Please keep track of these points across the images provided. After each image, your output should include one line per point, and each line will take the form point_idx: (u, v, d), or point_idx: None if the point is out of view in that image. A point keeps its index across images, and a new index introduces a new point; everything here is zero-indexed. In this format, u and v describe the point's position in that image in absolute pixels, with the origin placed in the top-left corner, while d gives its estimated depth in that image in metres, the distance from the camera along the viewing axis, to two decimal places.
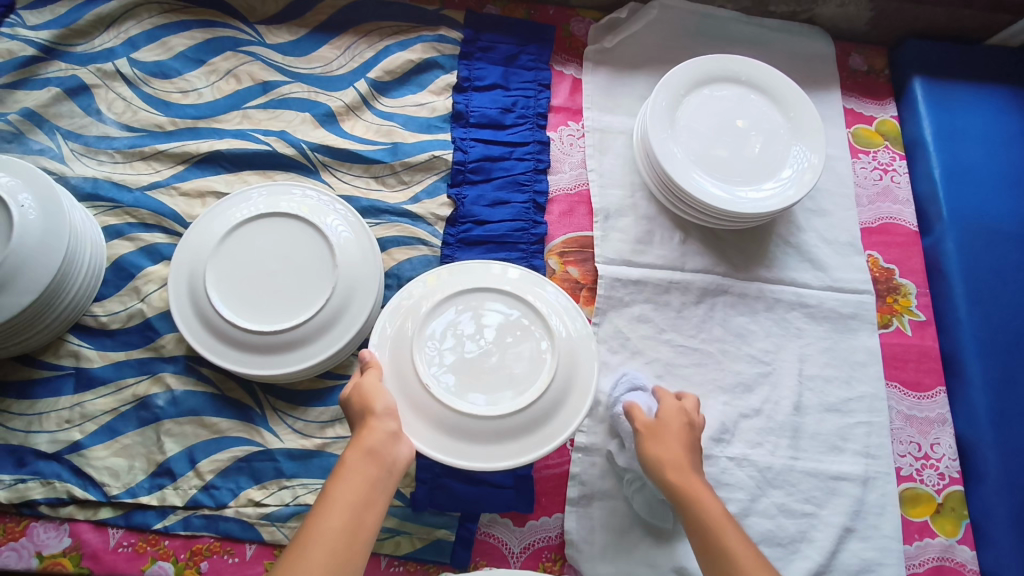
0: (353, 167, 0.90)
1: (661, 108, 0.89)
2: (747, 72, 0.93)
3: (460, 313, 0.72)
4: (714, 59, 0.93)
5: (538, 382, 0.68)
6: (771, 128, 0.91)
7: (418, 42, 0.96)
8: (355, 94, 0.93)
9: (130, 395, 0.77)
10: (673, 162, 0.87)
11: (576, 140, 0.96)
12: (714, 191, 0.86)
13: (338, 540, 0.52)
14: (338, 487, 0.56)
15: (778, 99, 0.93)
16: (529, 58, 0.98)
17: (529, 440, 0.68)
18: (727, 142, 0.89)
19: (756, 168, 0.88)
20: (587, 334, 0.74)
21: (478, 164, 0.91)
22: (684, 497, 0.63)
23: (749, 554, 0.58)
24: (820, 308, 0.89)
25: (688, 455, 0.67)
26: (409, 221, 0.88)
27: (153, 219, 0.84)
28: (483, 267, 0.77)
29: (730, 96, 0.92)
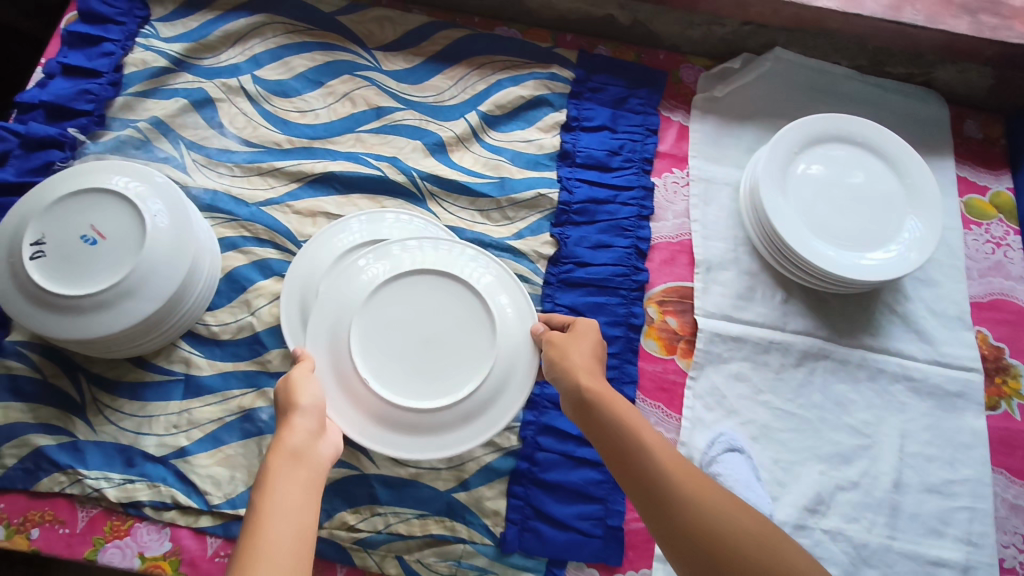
0: (460, 199, 0.91)
1: (774, 166, 0.88)
2: (863, 131, 0.91)
3: (407, 296, 0.73)
4: (830, 117, 0.91)
5: (470, 385, 0.71)
6: (885, 192, 0.89)
7: (530, 78, 0.97)
8: (466, 125, 0.94)
9: (236, 406, 0.79)
10: (784, 223, 0.86)
11: (680, 188, 0.95)
12: (826, 254, 0.85)
13: (286, 539, 0.48)
14: (271, 490, 0.52)
15: (893, 162, 0.90)
16: (638, 101, 0.97)
17: (443, 437, 0.72)
18: (839, 205, 0.88)
19: (870, 234, 0.86)
20: (529, 318, 0.78)
21: (583, 205, 0.91)
22: (600, 400, 0.66)
23: (664, 447, 0.62)
24: (926, 383, 0.87)
25: (596, 363, 0.71)
26: (512, 257, 0.88)
27: (267, 235, 0.87)
28: (443, 250, 0.77)
29: (843, 155, 0.90)
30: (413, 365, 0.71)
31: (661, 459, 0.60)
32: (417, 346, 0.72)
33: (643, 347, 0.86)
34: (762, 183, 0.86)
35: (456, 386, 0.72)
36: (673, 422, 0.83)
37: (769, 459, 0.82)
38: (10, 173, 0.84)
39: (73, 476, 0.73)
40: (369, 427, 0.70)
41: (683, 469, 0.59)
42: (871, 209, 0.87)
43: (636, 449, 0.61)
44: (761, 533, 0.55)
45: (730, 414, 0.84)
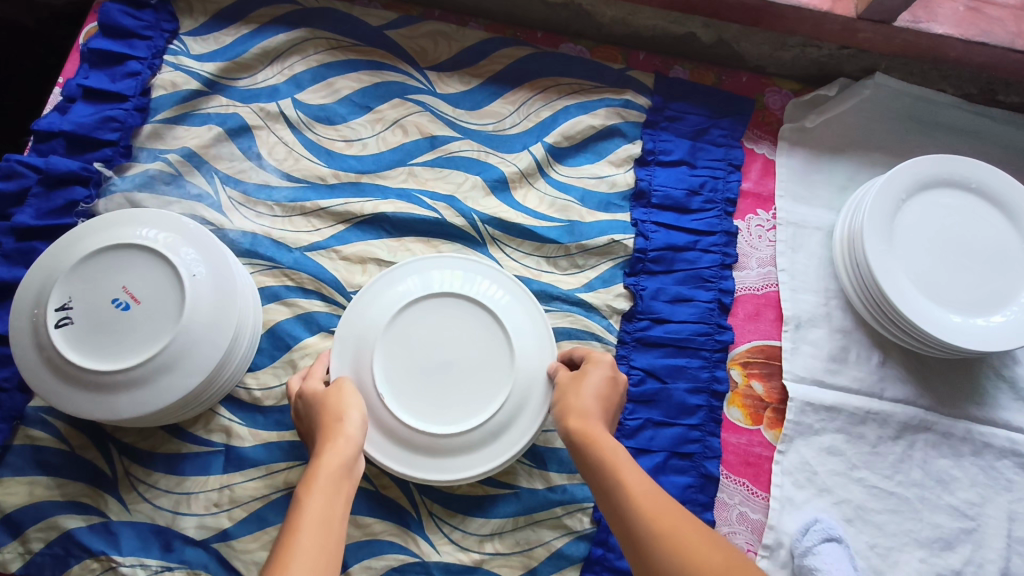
0: (524, 244, 0.82)
1: (881, 213, 0.79)
2: (979, 177, 0.82)
3: (434, 315, 0.71)
4: (942, 159, 0.82)
5: (483, 413, 0.68)
6: (1003, 247, 0.80)
7: (601, 105, 0.88)
8: (531, 159, 0.85)
9: (282, 482, 0.71)
10: (892, 280, 0.76)
11: (765, 232, 0.86)
12: (938, 317, 0.76)
13: (316, 547, 0.46)
14: (312, 498, 0.51)
15: (1012, 213, 0.81)
16: (720, 133, 0.88)
17: (450, 463, 0.68)
18: (952, 261, 0.79)
19: (987, 294, 0.77)
20: (549, 350, 0.73)
21: (660, 253, 0.82)
22: (581, 441, 0.61)
23: (640, 482, 0.55)
24: None
25: (599, 405, 0.65)
26: (582, 312, 0.80)
27: (313, 285, 0.78)
28: (480, 276, 0.75)
29: (955, 203, 0.81)
30: (425, 387, 0.68)
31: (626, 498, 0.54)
32: (431, 366, 0.69)
33: (727, 416, 0.78)
34: (865, 236, 0.77)
35: (463, 413, 0.68)
36: (760, 501, 0.75)
37: (865, 544, 0.74)
38: (28, 215, 0.75)
39: (106, 563, 0.66)
40: (377, 444, 0.68)
41: (650, 502, 0.53)
42: (983, 267, 0.78)
43: (608, 487, 0.56)
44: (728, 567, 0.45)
45: (821, 492, 0.76)
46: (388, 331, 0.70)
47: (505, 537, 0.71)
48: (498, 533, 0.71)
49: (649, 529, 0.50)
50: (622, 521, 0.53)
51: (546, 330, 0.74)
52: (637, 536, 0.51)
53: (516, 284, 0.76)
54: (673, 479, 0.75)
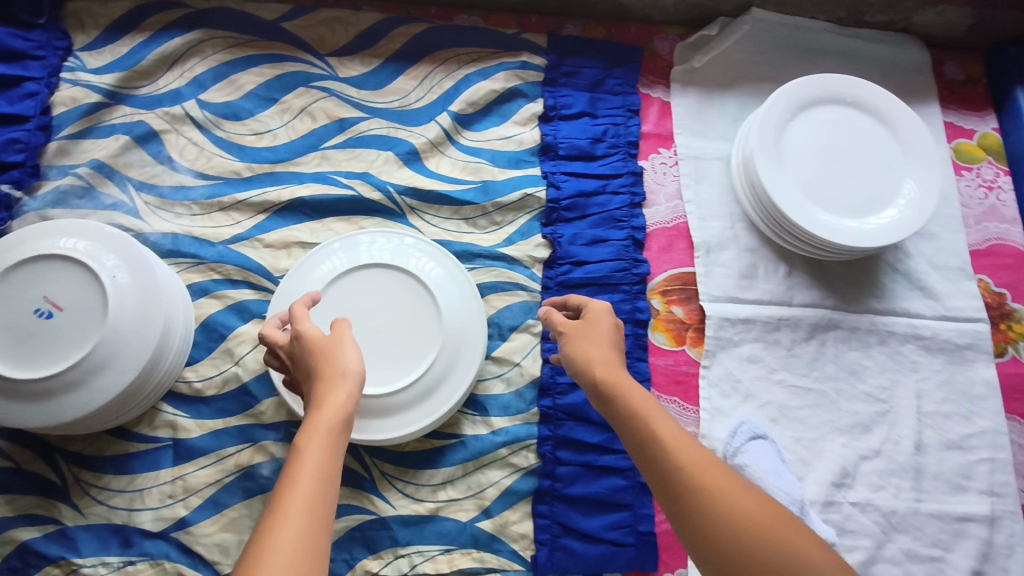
0: (442, 210, 0.86)
1: (769, 136, 0.85)
2: (853, 91, 0.88)
3: (361, 286, 0.75)
4: (819, 78, 0.87)
5: (417, 370, 0.71)
6: (882, 152, 0.86)
7: (500, 69, 0.91)
8: (439, 129, 0.88)
9: (233, 465, 0.73)
10: (786, 195, 0.82)
11: (669, 168, 0.91)
12: (832, 224, 0.82)
13: (311, 504, 0.45)
14: (304, 462, 0.48)
15: (887, 120, 0.87)
16: (615, 82, 0.93)
17: (393, 421, 0.72)
18: (840, 171, 0.85)
19: (872, 196, 0.83)
20: (477, 305, 0.77)
21: (573, 201, 0.87)
22: (610, 390, 0.58)
23: (679, 437, 0.53)
24: (936, 339, 0.86)
25: (615, 352, 0.62)
26: (506, 265, 0.84)
27: (240, 275, 0.80)
28: (402, 245, 0.78)
29: (837, 117, 0.87)
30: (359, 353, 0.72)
31: (668, 452, 0.52)
32: (363, 332, 0.73)
33: (652, 342, 0.83)
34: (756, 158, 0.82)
35: (397, 373, 0.72)
36: (692, 415, 0.81)
37: (792, 438, 0.81)
38: None
39: (68, 567, 0.68)
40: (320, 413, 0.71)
41: (699, 460, 0.51)
42: (868, 171, 0.85)
43: (643, 441, 0.54)
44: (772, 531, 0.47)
45: (746, 399, 0.82)
46: (317, 305, 0.73)
47: (457, 483, 0.75)
48: (450, 481, 0.75)
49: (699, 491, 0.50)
50: (665, 477, 0.52)
51: (472, 287, 0.78)
52: (688, 496, 0.50)
53: (438, 249, 0.79)
54: None
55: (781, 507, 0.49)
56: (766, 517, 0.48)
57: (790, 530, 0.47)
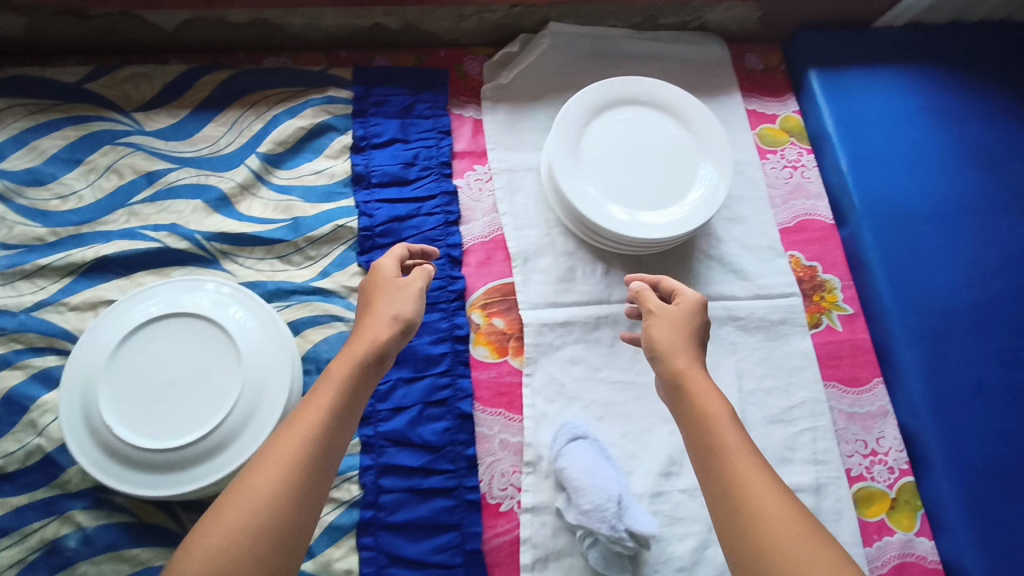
0: (255, 250, 0.86)
1: (567, 142, 0.86)
2: (645, 90, 0.91)
3: (157, 338, 0.74)
4: (611, 81, 0.90)
5: (217, 416, 0.71)
6: (677, 145, 0.89)
7: (307, 106, 0.92)
8: (248, 172, 0.89)
9: (38, 540, 0.72)
10: (586, 199, 0.84)
11: (484, 184, 0.93)
12: (633, 220, 0.84)
13: (328, 414, 0.61)
14: (338, 374, 0.64)
15: (679, 113, 0.91)
16: (425, 106, 0.95)
17: (198, 471, 0.71)
18: (639, 168, 0.87)
19: (669, 189, 0.86)
20: (282, 343, 0.78)
21: (386, 227, 0.88)
22: (686, 388, 0.64)
23: (743, 452, 0.59)
24: (751, 318, 0.89)
25: (688, 346, 0.68)
26: (322, 298, 0.84)
27: (44, 342, 0.79)
28: (202, 292, 0.78)
29: (632, 117, 0.90)
30: (157, 407, 0.71)
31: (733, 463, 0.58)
32: (160, 386, 0.72)
33: (474, 356, 0.84)
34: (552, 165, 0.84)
35: (199, 421, 0.71)
36: (516, 425, 0.82)
37: (618, 434, 0.82)
38: None
39: None
40: (122, 475, 0.71)
41: (752, 476, 0.57)
42: (664, 166, 0.88)
43: (710, 445, 0.60)
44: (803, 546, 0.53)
45: (571, 400, 0.83)
46: (109, 366, 0.72)
47: None
48: None
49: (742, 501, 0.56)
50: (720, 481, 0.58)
51: (281, 325, 0.79)
52: (736, 500, 0.57)
53: (240, 291, 0.79)
54: (430, 426, 0.80)
55: (813, 523, 0.54)
56: (777, 506, 0.55)
57: (814, 547, 0.53)
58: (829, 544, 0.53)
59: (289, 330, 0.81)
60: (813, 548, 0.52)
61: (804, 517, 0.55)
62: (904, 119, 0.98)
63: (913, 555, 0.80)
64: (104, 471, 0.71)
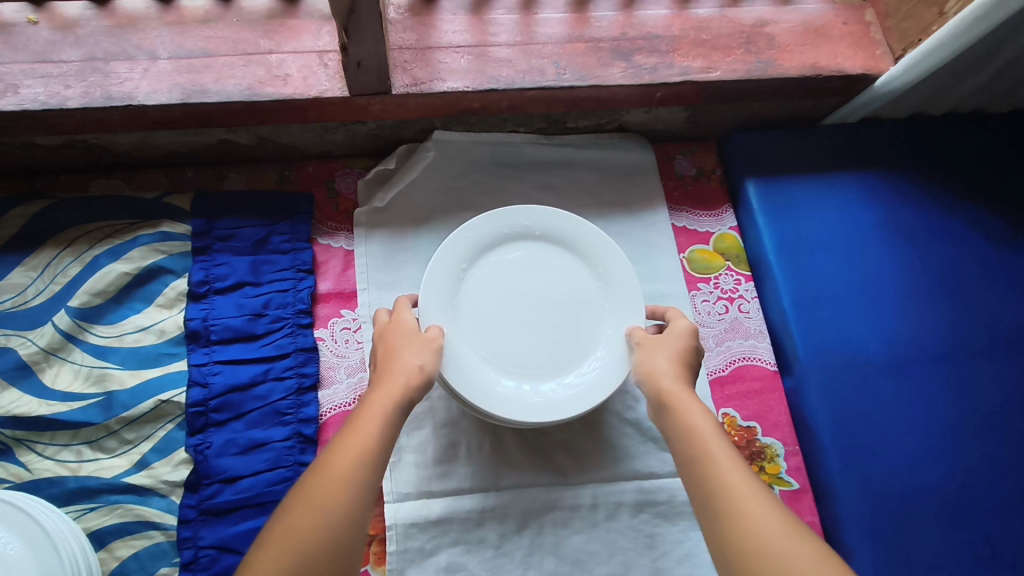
0: (57, 435, 0.69)
1: (441, 294, 0.71)
2: (540, 222, 0.76)
3: None
4: (498, 212, 0.75)
5: None
6: (578, 292, 0.74)
7: (135, 245, 0.77)
8: (55, 332, 0.73)
9: None
10: (461, 370, 0.67)
11: (352, 334, 0.77)
12: (519, 397, 0.68)
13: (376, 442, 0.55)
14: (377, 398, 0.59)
15: (582, 250, 0.75)
16: (283, 238, 0.80)
17: None
18: (531, 323, 0.72)
19: (565, 353, 0.71)
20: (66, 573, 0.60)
21: (223, 398, 0.72)
22: (670, 404, 0.58)
23: (728, 462, 0.52)
24: (674, 502, 0.73)
25: (684, 372, 0.62)
26: (136, 498, 0.68)
27: None
28: None
29: (525, 257, 0.75)
30: None
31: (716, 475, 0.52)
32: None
33: None
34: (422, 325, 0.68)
35: None
36: None
37: None
38: None
39: None
40: None
41: (742, 483, 0.50)
42: (561, 320, 0.73)
43: (694, 455, 0.54)
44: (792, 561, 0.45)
45: None
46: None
47: None
48: None
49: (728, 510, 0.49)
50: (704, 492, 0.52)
51: (66, 544, 0.62)
52: (721, 512, 0.50)
53: (18, 503, 0.62)
54: None
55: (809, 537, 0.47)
56: (764, 517, 0.48)
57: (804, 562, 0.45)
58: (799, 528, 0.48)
59: (87, 547, 0.64)
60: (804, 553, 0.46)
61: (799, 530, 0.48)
62: (857, 241, 0.84)
63: None
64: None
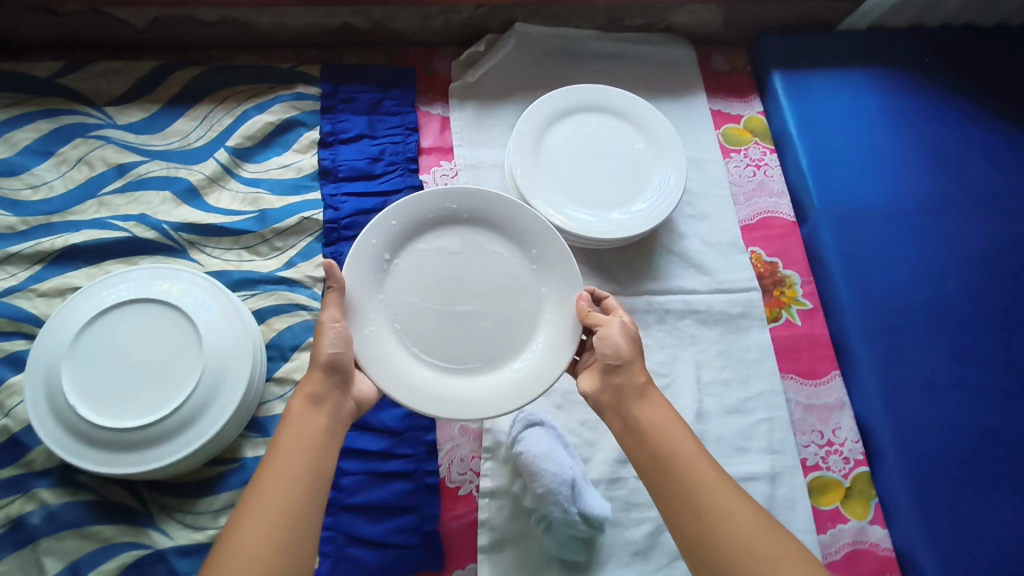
0: (222, 241, 0.88)
1: (366, 290, 0.74)
2: (467, 205, 0.79)
3: (120, 321, 0.76)
4: (421, 197, 0.77)
5: (175, 397, 0.73)
6: (510, 276, 0.78)
7: (275, 102, 0.95)
8: (216, 165, 0.91)
9: (2, 518, 0.75)
10: (391, 365, 0.71)
11: (450, 179, 0.95)
12: (456, 390, 0.73)
13: (298, 466, 0.61)
14: (287, 427, 0.64)
15: (519, 236, 0.79)
16: (392, 103, 0.97)
17: (157, 452, 0.73)
18: (465, 312, 0.76)
19: (501, 342, 0.76)
20: (242, 327, 0.79)
21: (352, 219, 0.90)
22: (639, 401, 0.67)
23: (694, 452, 0.62)
24: (710, 312, 0.91)
25: (635, 357, 0.70)
26: (287, 288, 0.86)
27: (12, 326, 0.82)
28: (164, 275, 0.80)
29: (454, 242, 0.79)
30: (116, 389, 0.74)
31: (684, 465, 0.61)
32: (124, 368, 0.75)
33: None
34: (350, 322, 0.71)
35: (160, 403, 0.74)
36: None
37: (576, 422, 0.84)
38: None
39: None
40: (82, 452, 0.73)
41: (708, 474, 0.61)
42: (490, 310, 0.76)
43: (663, 451, 0.63)
44: (758, 534, 0.56)
45: None
46: (75, 352, 0.75)
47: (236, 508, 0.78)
48: (230, 506, 0.79)
49: (698, 500, 0.59)
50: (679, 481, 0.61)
51: (244, 309, 0.80)
52: (695, 498, 0.59)
53: (201, 276, 0.81)
54: (391, 412, 0.83)
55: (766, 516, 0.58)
56: (730, 501, 0.59)
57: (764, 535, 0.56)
58: (758, 513, 0.58)
59: (252, 319, 0.81)
60: (761, 530, 0.56)
61: (757, 511, 0.58)
62: (863, 121, 1.01)
63: (866, 542, 0.82)
64: (69, 451, 0.73)
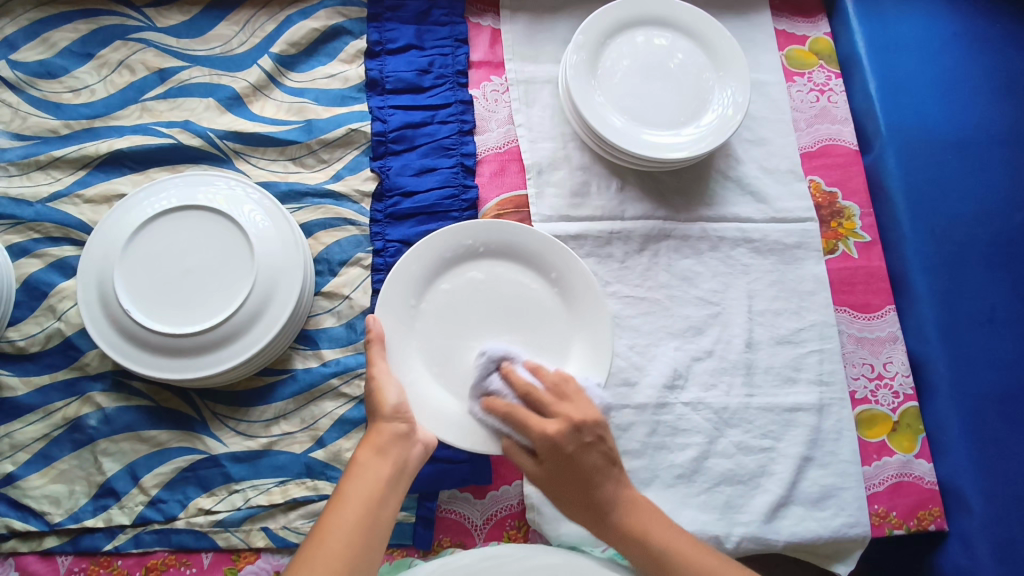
0: (268, 152, 0.86)
1: (400, 336, 0.72)
2: (482, 238, 0.76)
3: (170, 227, 0.75)
4: (437, 238, 0.75)
5: (230, 304, 0.72)
6: (536, 304, 0.76)
7: (321, 8, 0.91)
8: (260, 72, 0.88)
9: (61, 418, 0.75)
10: (441, 414, 0.69)
11: (500, 95, 0.91)
12: None
13: (360, 521, 0.57)
14: (352, 480, 0.60)
15: (534, 260, 0.77)
16: (441, 12, 0.92)
17: (215, 357, 0.72)
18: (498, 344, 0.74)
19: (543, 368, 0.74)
20: (291, 234, 0.77)
21: (399, 133, 0.87)
22: (599, 509, 0.62)
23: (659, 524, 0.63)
24: (765, 241, 0.88)
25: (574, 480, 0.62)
26: (333, 202, 0.84)
27: (59, 232, 0.81)
28: (209, 182, 0.78)
29: (476, 275, 0.76)
30: (169, 295, 0.73)
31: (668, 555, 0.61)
32: (175, 275, 0.74)
33: None
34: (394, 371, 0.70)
35: (215, 308, 0.73)
36: None
37: (624, 346, 0.82)
38: None
39: None
40: (138, 358, 0.72)
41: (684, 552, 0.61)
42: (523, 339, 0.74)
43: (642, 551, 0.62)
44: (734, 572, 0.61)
45: None
46: (126, 251, 0.73)
47: (289, 418, 0.77)
48: (282, 416, 0.77)
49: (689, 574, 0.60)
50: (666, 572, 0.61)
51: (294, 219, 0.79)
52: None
53: (247, 185, 0.79)
54: None
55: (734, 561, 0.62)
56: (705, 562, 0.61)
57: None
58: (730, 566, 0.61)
59: (301, 235, 0.79)
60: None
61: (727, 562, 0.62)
62: (939, 46, 0.95)
63: (910, 475, 0.81)
64: (112, 346, 0.72)
